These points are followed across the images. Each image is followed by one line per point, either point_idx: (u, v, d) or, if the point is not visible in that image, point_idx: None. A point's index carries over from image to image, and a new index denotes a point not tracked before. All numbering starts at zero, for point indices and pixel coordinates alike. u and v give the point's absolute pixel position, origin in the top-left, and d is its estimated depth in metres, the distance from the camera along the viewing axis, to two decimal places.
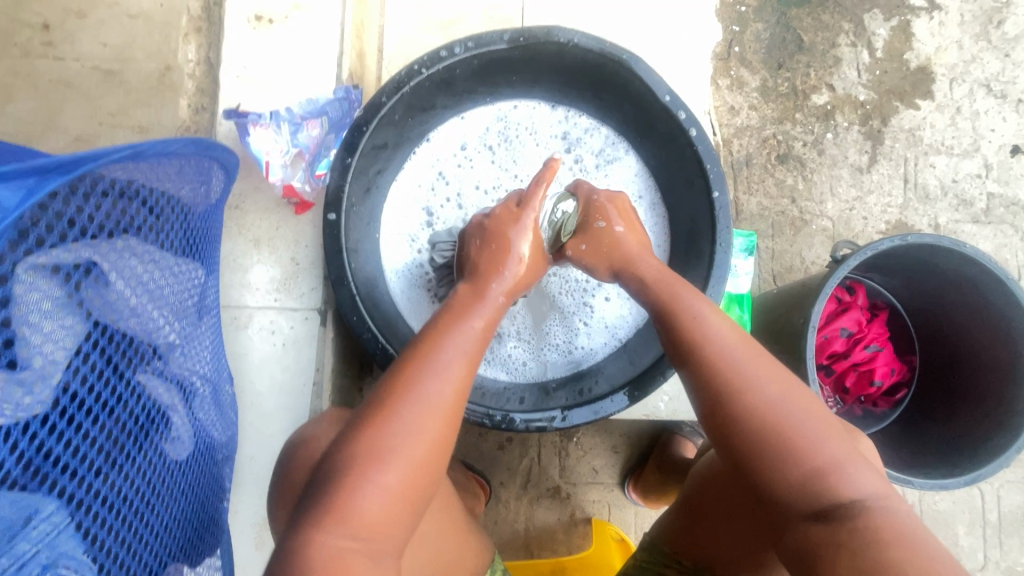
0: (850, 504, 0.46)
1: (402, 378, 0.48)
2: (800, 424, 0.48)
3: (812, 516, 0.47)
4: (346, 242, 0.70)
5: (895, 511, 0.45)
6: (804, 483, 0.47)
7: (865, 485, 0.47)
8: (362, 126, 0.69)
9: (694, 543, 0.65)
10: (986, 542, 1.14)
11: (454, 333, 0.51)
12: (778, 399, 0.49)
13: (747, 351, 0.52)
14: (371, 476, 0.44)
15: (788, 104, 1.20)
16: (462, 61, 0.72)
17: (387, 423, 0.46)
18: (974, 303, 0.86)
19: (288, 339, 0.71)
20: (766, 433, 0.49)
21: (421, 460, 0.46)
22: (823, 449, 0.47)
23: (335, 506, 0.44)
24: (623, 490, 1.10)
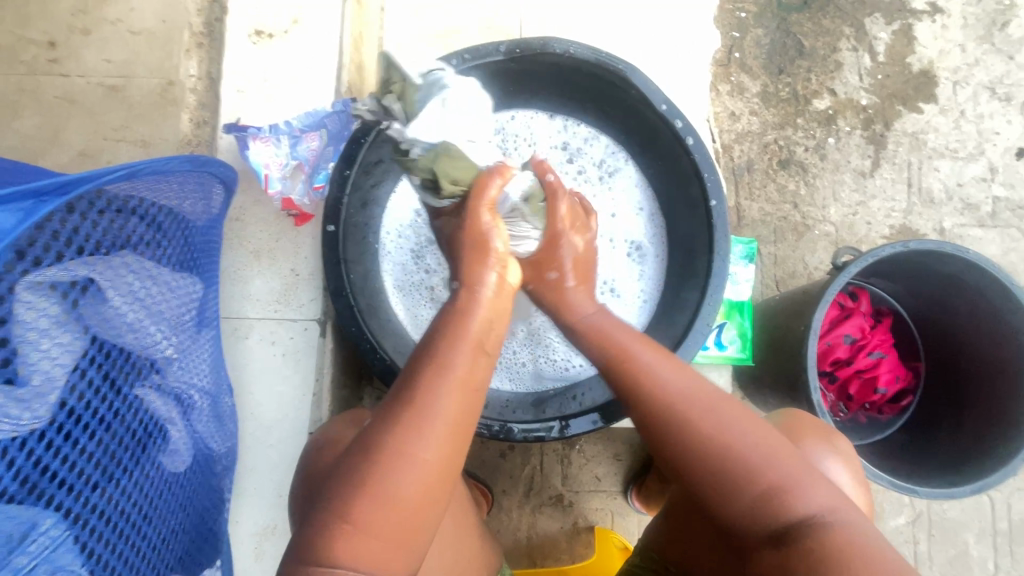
0: (803, 522, 0.45)
1: (397, 410, 0.46)
2: (746, 443, 0.48)
3: (768, 538, 0.46)
4: (345, 254, 0.70)
5: (845, 525, 0.45)
6: (752, 502, 0.47)
7: (818, 499, 0.46)
8: (360, 139, 0.70)
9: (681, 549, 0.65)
10: (998, 551, 1.12)
11: (449, 363, 0.48)
12: (719, 421, 0.49)
13: (681, 381, 0.52)
14: (364, 511, 0.43)
15: (789, 109, 1.20)
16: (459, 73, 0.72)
17: (381, 458, 0.45)
18: (978, 310, 0.86)
19: (287, 349, 0.72)
20: (711, 458, 0.48)
21: (422, 494, 0.45)
22: (771, 467, 0.47)
23: (334, 545, 0.43)
24: (625, 498, 1.10)
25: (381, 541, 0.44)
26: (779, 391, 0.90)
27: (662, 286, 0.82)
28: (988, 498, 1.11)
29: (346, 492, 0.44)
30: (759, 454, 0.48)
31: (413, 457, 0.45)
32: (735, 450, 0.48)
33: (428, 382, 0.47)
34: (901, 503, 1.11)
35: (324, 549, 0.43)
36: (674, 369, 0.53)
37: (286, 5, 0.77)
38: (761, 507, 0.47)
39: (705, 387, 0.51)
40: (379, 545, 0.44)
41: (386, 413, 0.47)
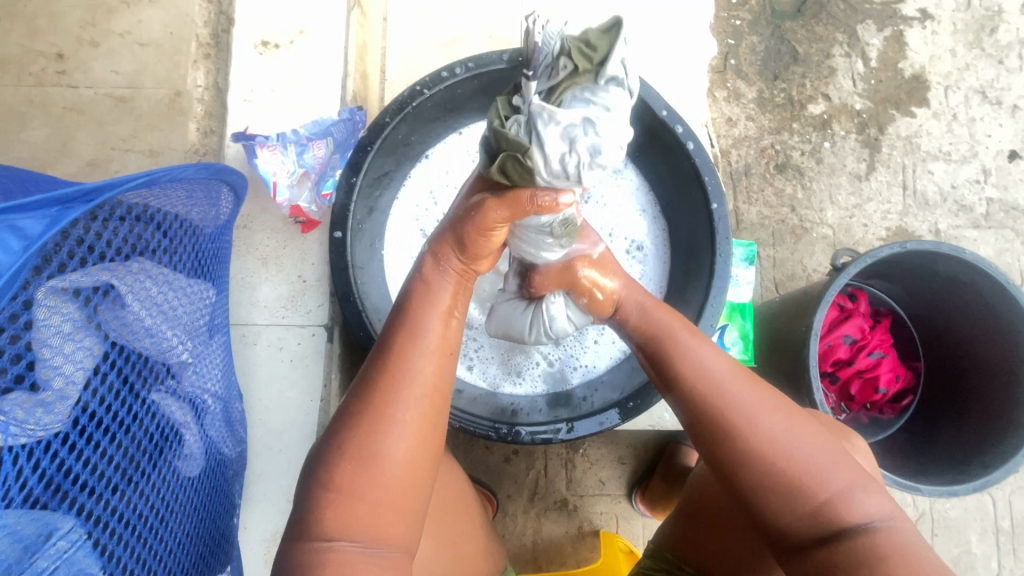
0: (847, 529, 0.45)
1: (380, 373, 0.47)
2: (799, 446, 0.48)
3: (812, 540, 0.46)
4: (352, 259, 0.71)
5: (900, 528, 0.46)
6: (810, 512, 0.46)
7: (866, 508, 0.46)
8: (366, 146, 0.71)
9: (695, 551, 0.67)
10: (1001, 550, 1.12)
11: (420, 334, 0.49)
12: (772, 430, 0.49)
13: (734, 382, 0.51)
14: (357, 477, 0.44)
15: (785, 114, 1.22)
16: (463, 81, 0.74)
17: (369, 428, 0.45)
18: (976, 309, 0.87)
19: (295, 355, 0.72)
20: (765, 467, 0.48)
21: (410, 464, 0.46)
22: (829, 476, 0.47)
23: (332, 518, 0.43)
24: (630, 501, 1.10)
25: (378, 510, 0.44)
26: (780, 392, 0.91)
27: (665, 288, 0.83)
28: (990, 496, 1.12)
29: (337, 466, 0.45)
30: (813, 457, 0.48)
31: (397, 425, 0.45)
32: (786, 454, 0.48)
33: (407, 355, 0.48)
34: (903, 503, 1.12)
35: (321, 521, 0.43)
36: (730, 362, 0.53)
37: (292, 16, 0.79)
38: (810, 511, 0.47)
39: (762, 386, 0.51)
40: (375, 516, 0.44)
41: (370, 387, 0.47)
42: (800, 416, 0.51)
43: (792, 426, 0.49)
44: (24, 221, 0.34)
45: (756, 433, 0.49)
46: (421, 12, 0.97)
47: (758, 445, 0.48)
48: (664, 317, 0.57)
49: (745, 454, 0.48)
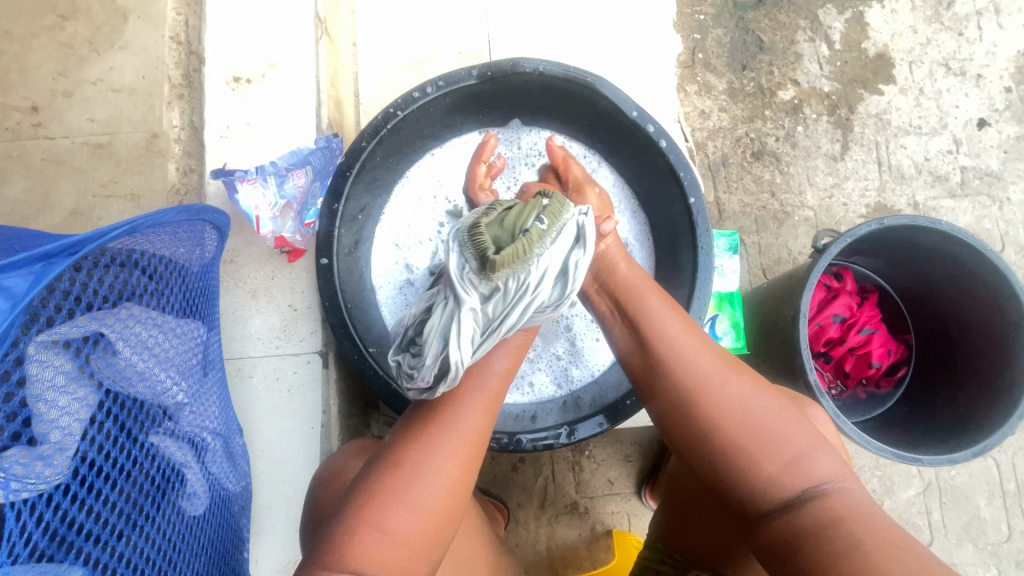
0: (811, 491, 0.51)
1: (432, 414, 0.52)
2: (759, 414, 0.53)
3: (778, 505, 0.51)
4: (340, 284, 0.72)
5: (850, 490, 0.51)
6: (772, 478, 0.51)
7: (824, 471, 0.52)
8: (345, 172, 0.73)
9: (684, 542, 0.69)
10: (1009, 513, 1.17)
11: (480, 382, 0.54)
12: (743, 410, 0.53)
13: (712, 365, 0.56)
14: (389, 513, 0.46)
15: (756, 103, 1.24)
16: (434, 99, 0.76)
17: (406, 466, 0.49)
18: (959, 278, 0.89)
19: (292, 384, 0.72)
20: (733, 437, 0.53)
21: (438, 505, 0.48)
22: (790, 441, 0.52)
23: (350, 548, 0.45)
24: (640, 498, 1.14)
25: (402, 550, 0.46)
26: (773, 376, 0.92)
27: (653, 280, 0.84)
28: (993, 461, 1.17)
29: (373, 496, 0.47)
30: (777, 424, 0.53)
31: (433, 466, 0.49)
32: (752, 424, 0.53)
33: (462, 399, 0.53)
34: (910, 475, 1.17)
35: (342, 554, 0.45)
36: (697, 344, 0.57)
37: (262, 50, 0.80)
38: (776, 480, 0.51)
39: (724, 362, 0.56)
40: (398, 554, 0.46)
41: (410, 427, 0.52)
42: (767, 388, 0.56)
43: (754, 389, 0.55)
44: (10, 281, 0.35)
45: (729, 411, 0.53)
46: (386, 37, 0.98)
47: (716, 418, 0.53)
48: (639, 290, 0.61)
49: (725, 427, 0.53)
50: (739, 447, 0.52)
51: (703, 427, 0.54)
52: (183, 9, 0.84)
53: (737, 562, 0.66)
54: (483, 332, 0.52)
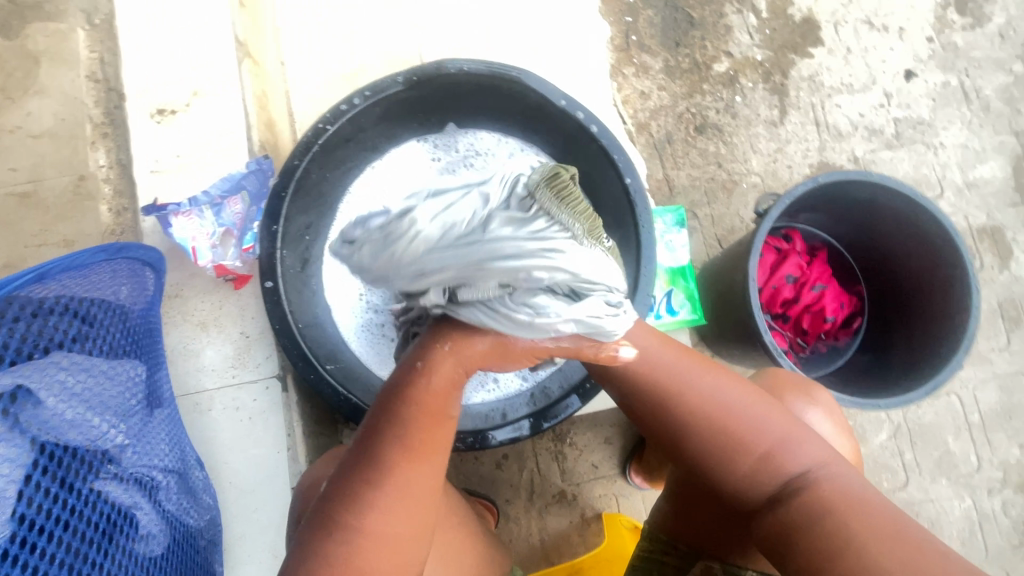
0: (797, 481, 0.55)
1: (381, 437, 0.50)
2: (736, 409, 0.59)
3: (767, 498, 0.57)
4: (289, 305, 0.72)
5: (836, 474, 0.55)
6: (754, 469, 0.57)
7: (807, 459, 0.57)
8: (281, 192, 0.72)
9: (689, 531, 0.72)
10: (976, 443, 1.22)
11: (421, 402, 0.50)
12: (721, 408, 0.59)
13: (689, 368, 0.61)
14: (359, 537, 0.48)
15: (693, 78, 1.27)
16: (365, 109, 0.76)
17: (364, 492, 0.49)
18: (897, 225, 0.92)
19: (253, 412, 0.72)
20: (714, 433, 0.59)
21: (401, 526, 0.50)
22: (769, 433, 0.58)
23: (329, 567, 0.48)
24: (625, 477, 1.15)
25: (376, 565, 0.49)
26: (733, 342, 0.95)
27: None
28: (955, 396, 1.22)
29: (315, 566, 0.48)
30: (761, 417, 0.59)
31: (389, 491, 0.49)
32: (731, 421, 0.58)
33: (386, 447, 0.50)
34: (880, 420, 1.21)
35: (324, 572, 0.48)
36: (673, 350, 0.63)
37: (183, 78, 0.79)
38: (759, 472, 0.57)
39: (699, 363, 0.62)
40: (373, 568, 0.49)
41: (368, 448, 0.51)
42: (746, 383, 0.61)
43: (732, 383, 0.60)
44: None
45: (709, 410, 0.59)
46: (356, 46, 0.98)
47: (694, 416, 0.59)
48: None
49: (704, 425, 0.59)
50: (720, 443, 0.59)
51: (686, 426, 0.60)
52: (96, 46, 0.82)
53: (743, 548, 0.67)
54: (458, 229, 0.44)
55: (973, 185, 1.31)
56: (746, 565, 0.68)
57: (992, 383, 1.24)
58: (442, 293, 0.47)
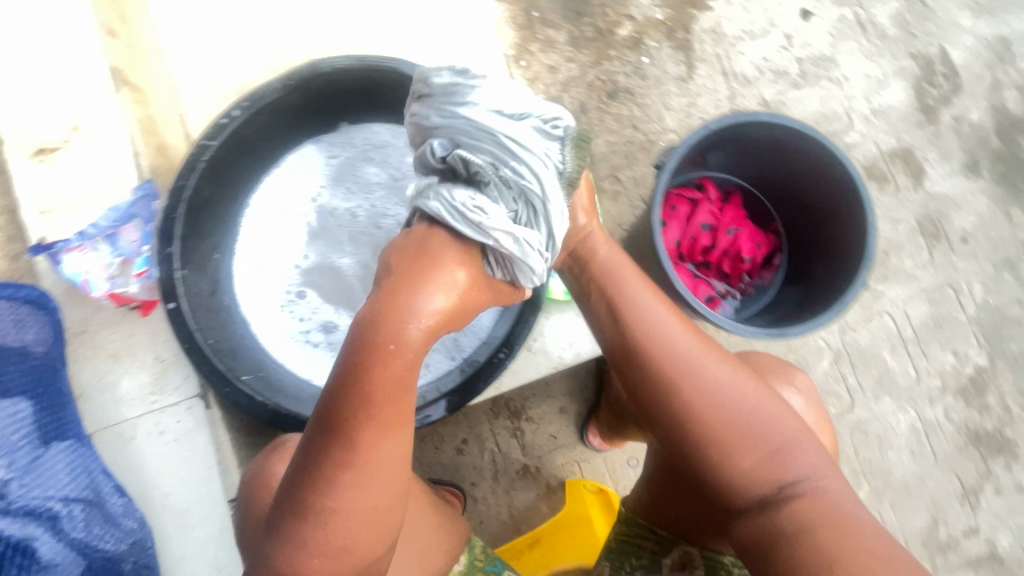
0: (789, 486, 0.59)
1: (351, 401, 0.49)
2: (740, 406, 0.61)
3: (758, 498, 0.59)
4: (196, 323, 0.72)
5: (826, 486, 0.59)
6: (750, 467, 0.60)
7: (802, 467, 0.60)
8: (171, 214, 0.73)
9: (667, 516, 0.76)
10: (913, 357, 1.28)
11: (397, 359, 0.50)
12: (729, 400, 0.61)
13: (699, 355, 0.63)
14: (337, 501, 0.49)
15: (598, 46, 1.28)
16: (247, 120, 0.77)
17: (344, 463, 0.49)
18: (793, 159, 0.96)
19: (179, 434, 0.74)
20: (717, 422, 0.60)
21: (377, 500, 0.50)
22: (772, 435, 0.60)
23: (304, 540, 0.49)
24: (584, 442, 1.18)
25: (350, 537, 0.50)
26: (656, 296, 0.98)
27: None
28: (886, 315, 1.28)
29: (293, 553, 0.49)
30: (760, 422, 0.61)
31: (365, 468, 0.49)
32: (735, 413, 0.60)
33: (358, 434, 0.49)
34: (820, 348, 1.25)
35: (301, 545, 0.49)
36: (685, 335, 0.64)
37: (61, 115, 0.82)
38: (755, 471, 0.60)
39: (710, 352, 0.63)
40: (345, 542, 0.50)
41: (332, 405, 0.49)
42: (754, 381, 0.63)
43: (732, 382, 0.62)
44: None
45: (717, 400, 0.61)
46: (254, 20, 0.90)
47: (695, 405, 0.61)
48: (617, 270, 0.68)
49: (710, 412, 0.61)
50: (723, 434, 0.60)
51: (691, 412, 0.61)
52: None
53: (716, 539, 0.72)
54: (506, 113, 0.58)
55: (880, 113, 1.36)
56: (721, 552, 0.74)
57: (921, 297, 1.30)
58: (445, 140, 0.59)
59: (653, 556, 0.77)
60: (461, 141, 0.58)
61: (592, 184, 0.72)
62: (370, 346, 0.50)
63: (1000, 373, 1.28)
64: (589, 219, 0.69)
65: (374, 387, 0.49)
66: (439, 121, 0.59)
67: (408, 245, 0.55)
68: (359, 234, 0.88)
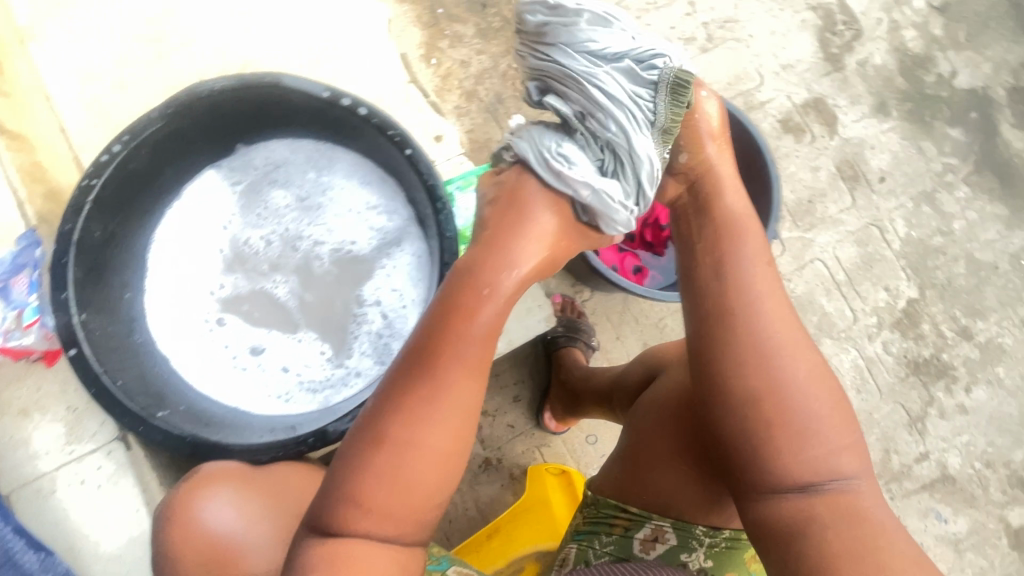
0: (824, 484, 0.56)
1: (449, 333, 0.52)
2: (813, 398, 0.56)
3: (794, 488, 0.56)
4: (102, 366, 0.71)
5: (857, 492, 0.56)
6: (809, 458, 0.55)
7: (845, 470, 0.56)
8: (61, 259, 0.71)
9: (653, 487, 0.75)
10: (848, 298, 1.32)
11: (483, 305, 0.54)
12: (800, 388, 0.56)
13: (791, 333, 0.58)
14: (410, 442, 0.50)
15: (508, 36, 1.19)
16: (131, 154, 0.75)
17: (420, 399, 0.51)
18: None
19: (101, 479, 0.74)
20: (788, 404, 0.56)
21: (440, 453, 0.51)
22: (832, 437, 0.56)
23: (365, 481, 0.50)
24: (541, 427, 1.19)
25: (408, 490, 0.50)
26: None
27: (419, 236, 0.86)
28: (818, 262, 1.32)
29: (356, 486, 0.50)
30: (833, 423, 0.56)
31: (440, 406, 0.51)
32: (806, 403, 0.56)
33: (447, 370, 0.51)
34: None
35: (363, 483, 0.50)
36: (782, 309, 0.59)
37: None
38: (806, 463, 0.55)
39: (802, 340, 0.59)
40: (402, 494, 0.50)
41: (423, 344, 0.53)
42: (830, 384, 0.58)
43: (815, 373, 0.57)
44: None
45: (797, 382, 0.56)
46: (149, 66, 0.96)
47: (773, 388, 0.56)
48: (732, 225, 0.63)
49: (791, 392, 0.56)
50: (791, 418, 0.56)
51: (763, 388, 0.56)
52: None
53: (701, 507, 0.73)
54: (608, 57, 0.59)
55: (788, 67, 1.39)
56: (697, 520, 0.74)
57: (849, 240, 1.34)
58: (539, 85, 0.62)
59: (625, 532, 0.76)
60: (551, 86, 0.61)
61: (720, 115, 0.66)
62: (462, 290, 0.54)
63: (931, 303, 1.33)
64: (718, 149, 0.66)
65: (459, 328, 0.53)
66: (535, 59, 0.61)
67: (501, 200, 0.59)
68: (274, 258, 0.87)
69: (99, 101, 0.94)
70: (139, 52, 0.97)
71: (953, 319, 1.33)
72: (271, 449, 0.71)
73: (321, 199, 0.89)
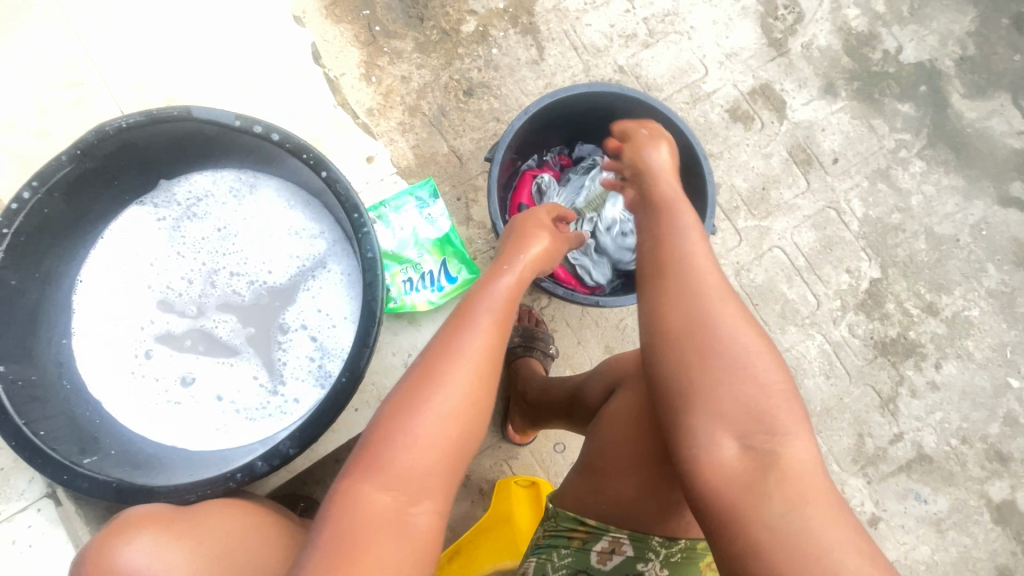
0: (767, 440, 0.53)
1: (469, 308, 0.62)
2: (746, 350, 0.57)
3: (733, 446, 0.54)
4: (22, 418, 0.69)
5: (796, 450, 0.53)
6: (750, 407, 0.55)
7: (785, 425, 0.54)
8: None
9: (614, 495, 0.72)
10: (809, 284, 1.30)
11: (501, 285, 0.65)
12: (733, 336, 0.58)
13: (721, 286, 0.62)
14: (437, 397, 0.55)
15: (449, 48, 1.24)
16: (42, 200, 0.73)
17: (445, 358, 0.58)
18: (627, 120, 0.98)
19: (32, 537, 0.76)
20: (722, 347, 0.57)
21: (457, 412, 0.56)
22: (769, 388, 0.56)
23: (398, 432, 0.54)
24: (506, 440, 1.18)
25: (431, 446, 0.54)
26: None
27: (350, 255, 0.86)
28: (777, 250, 1.30)
29: (388, 420, 0.54)
30: (761, 374, 0.56)
31: (462, 365, 0.57)
32: (741, 352, 0.57)
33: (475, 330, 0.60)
34: None
35: (392, 435, 0.54)
36: (712, 266, 0.64)
37: None
38: (742, 412, 0.55)
39: (734, 297, 0.62)
40: (427, 450, 0.54)
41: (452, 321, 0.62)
42: (766, 343, 0.59)
43: (745, 327, 0.59)
44: None
45: (729, 330, 0.58)
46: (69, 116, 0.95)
47: (708, 332, 0.58)
48: (676, 203, 0.71)
49: (723, 337, 0.58)
50: (725, 365, 0.56)
51: (696, 325, 0.59)
52: None
53: (664, 515, 0.70)
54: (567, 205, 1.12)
55: (733, 56, 1.36)
56: (656, 530, 0.70)
57: (807, 225, 1.32)
58: None
59: (582, 545, 0.72)
60: None
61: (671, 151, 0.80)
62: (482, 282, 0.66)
63: (894, 281, 1.32)
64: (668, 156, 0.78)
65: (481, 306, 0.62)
66: None
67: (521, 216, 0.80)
68: (201, 296, 0.87)
69: (19, 148, 0.93)
70: (59, 97, 0.95)
71: (917, 295, 1.32)
72: (198, 488, 0.70)
73: (246, 228, 0.89)
